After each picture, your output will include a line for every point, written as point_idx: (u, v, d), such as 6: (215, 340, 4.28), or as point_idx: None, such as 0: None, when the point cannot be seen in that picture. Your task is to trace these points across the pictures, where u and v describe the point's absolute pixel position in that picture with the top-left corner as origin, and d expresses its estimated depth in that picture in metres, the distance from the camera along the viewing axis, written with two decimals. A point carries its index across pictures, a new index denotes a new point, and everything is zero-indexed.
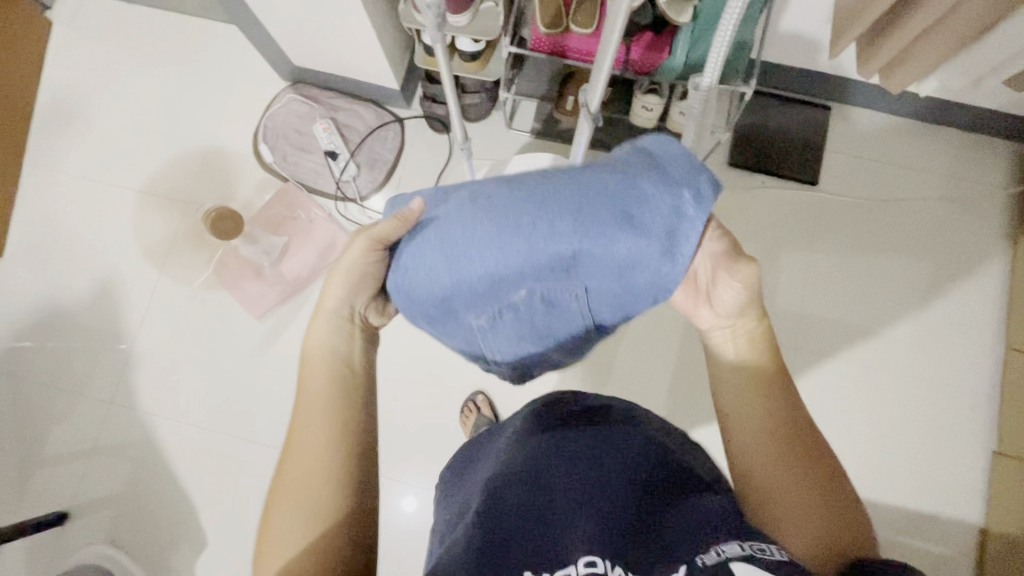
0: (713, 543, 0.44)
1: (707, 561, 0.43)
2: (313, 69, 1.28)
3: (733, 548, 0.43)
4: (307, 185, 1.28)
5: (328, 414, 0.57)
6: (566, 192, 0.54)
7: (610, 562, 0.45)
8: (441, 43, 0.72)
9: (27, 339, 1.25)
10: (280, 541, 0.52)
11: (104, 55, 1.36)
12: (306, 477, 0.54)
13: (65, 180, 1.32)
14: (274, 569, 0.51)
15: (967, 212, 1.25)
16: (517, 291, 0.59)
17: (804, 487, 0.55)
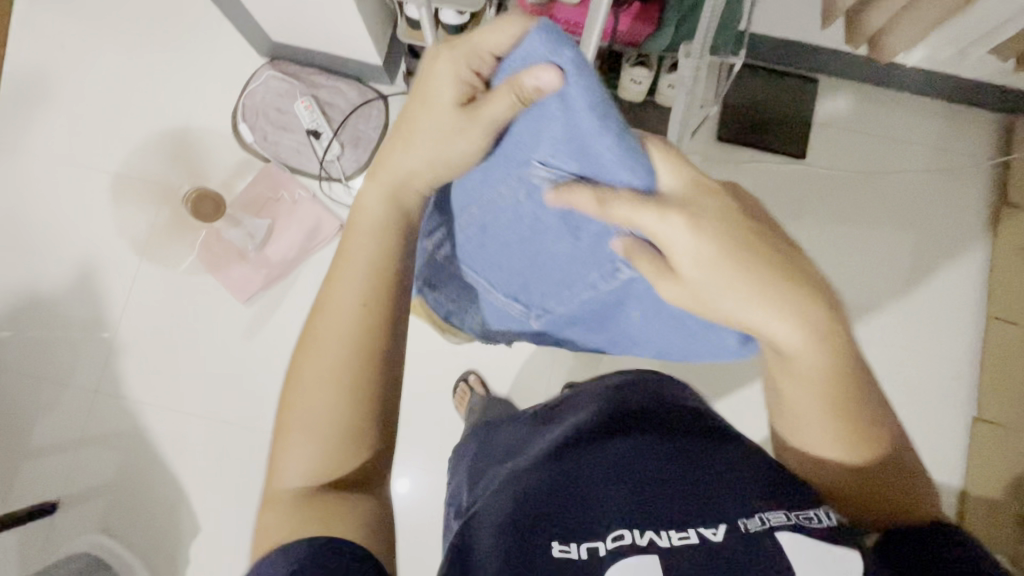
0: (758, 512, 0.47)
1: (751, 527, 0.46)
2: (291, 45, 1.24)
3: (778, 517, 0.46)
4: (289, 165, 1.25)
5: (373, 300, 0.50)
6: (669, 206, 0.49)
7: (638, 531, 0.47)
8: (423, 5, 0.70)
9: (5, 329, 1.22)
10: (303, 412, 0.49)
11: (69, 31, 1.30)
12: (332, 366, 0.49)
13: (36, 163, 1.27)
14: (294, 435, 0.49)
15: (952, 185, 1.26)
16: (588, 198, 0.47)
17: (861, 487, 0.53)
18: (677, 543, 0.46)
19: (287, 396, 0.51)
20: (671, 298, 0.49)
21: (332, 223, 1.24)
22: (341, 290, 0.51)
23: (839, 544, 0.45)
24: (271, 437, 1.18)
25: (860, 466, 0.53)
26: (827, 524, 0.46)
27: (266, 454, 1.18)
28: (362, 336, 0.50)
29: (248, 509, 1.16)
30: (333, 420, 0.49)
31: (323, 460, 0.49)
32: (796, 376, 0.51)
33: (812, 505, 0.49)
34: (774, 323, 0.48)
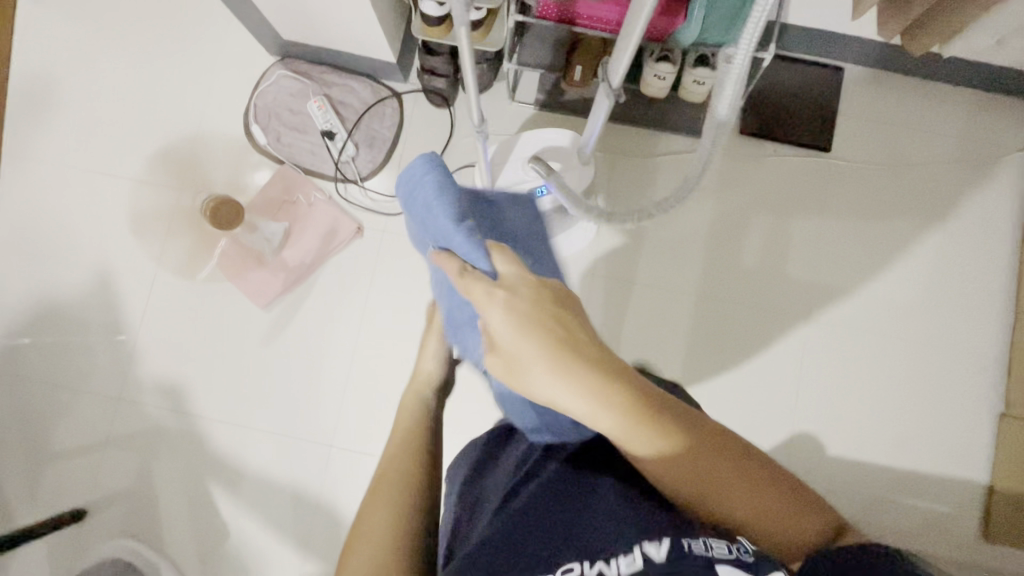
0: (720, 543, 0.47)
1: (713, 553, 0.45)
2: (303, 43, 1.22)
3: (720, 547, 0.46)
4: (303, 166, 1.23)
5: (410, 446, 0.64)
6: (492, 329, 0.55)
7: (603, 563, 0.46)
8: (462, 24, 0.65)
9: (24, 337, 1.22)
10: (368, 523, 0.57)
11: (78, 33, 1.28)
12: (384, 498, 0.58)
13: (48, 169, 1.25)
14: (367, 546, 0.55)
15: (980, 176, 1.23)
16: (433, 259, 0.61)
17: (741, 497, 0.53)
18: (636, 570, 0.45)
19: (356, 521, 0.58)
20: (495, 368, 0.55)
21: (349, 226, 1.22)
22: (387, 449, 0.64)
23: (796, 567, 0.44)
24: (291, 440, 1.18)
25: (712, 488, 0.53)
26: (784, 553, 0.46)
27: (288, 459, 1.17)
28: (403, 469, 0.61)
29: (269, 513, 1.16)
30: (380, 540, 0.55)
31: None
32: (640, 443, 0.53)
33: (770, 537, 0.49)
34: (579, 402, 0.51)
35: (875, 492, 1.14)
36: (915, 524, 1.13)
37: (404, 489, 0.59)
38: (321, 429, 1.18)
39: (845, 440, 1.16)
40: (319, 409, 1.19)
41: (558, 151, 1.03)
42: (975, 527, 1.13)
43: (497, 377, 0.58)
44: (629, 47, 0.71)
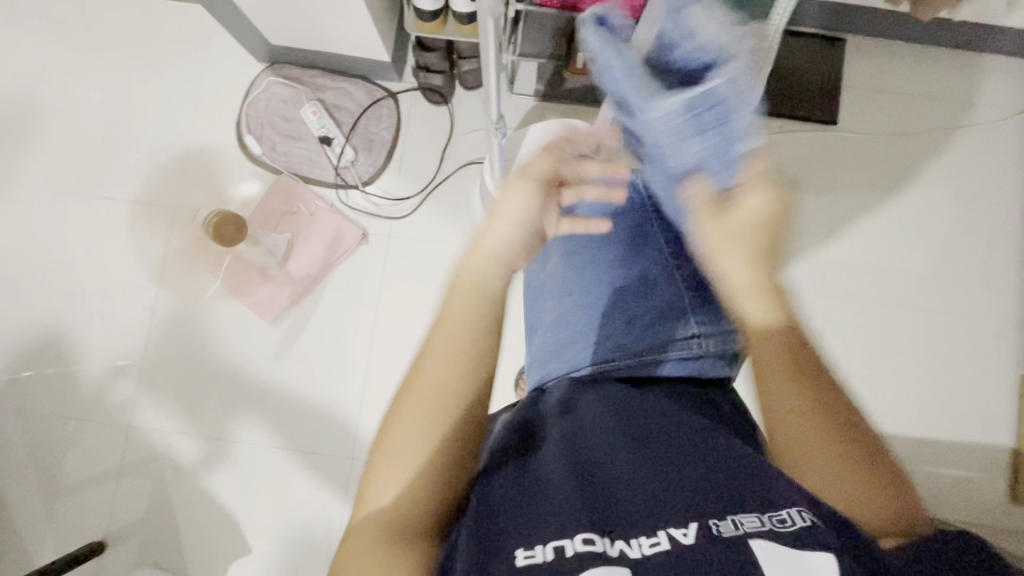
0: (729, 512, 0.42)
1: (724, 533, 0.40)
2: (291, 47, 1.18)
3: (751, 521, 0.41)
4: (301, 175, 1.20)
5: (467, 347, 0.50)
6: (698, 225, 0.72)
7: (609, 539, 0.41)
8: (489, 35, 0.67)
9: (25, 370, 1.18)
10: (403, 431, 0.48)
11: (55, 52, 1.23)
12: (419, 415, 0.47)
13: (34, 194, 1.21)
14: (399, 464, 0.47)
15: (988, 139, 1.22)
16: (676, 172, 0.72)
17: (807, 453, 0.52)
18: (649, 551, 0.40)
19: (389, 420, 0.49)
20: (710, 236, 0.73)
21: (353, 233, 1.19)
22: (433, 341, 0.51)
23: (807, 547, 0.38)
24: (310, 454, 1.15)
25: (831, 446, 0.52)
26: (801, 526, 0.40)
27: (309, 474, 1.15)
28: (460, 357, 0.50)
29: (296, 530, 1.13)
30: (415, 456, 0.47)
31: (407, 485, 0.46)
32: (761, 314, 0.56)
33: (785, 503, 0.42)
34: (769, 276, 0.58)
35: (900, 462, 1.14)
36: (941, 490, 1.13)
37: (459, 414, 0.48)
38: (341, 441, 1.16)
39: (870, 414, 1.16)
40: (336, 422, 1.16)
41: None
42: (1001, 490, 1.13)
43: None
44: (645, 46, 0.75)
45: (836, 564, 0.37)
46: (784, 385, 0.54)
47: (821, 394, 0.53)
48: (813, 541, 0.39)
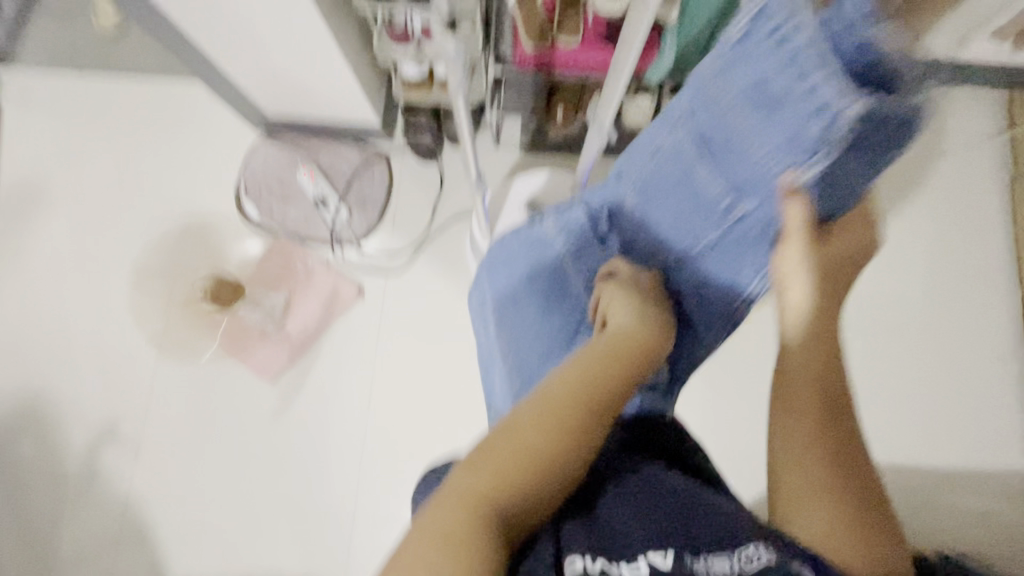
0: (705, 553, 0.43)
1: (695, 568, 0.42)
2: (287, 117, 1.24)
3: (721, 563, 0.42)
4: (298, 236, 1.24)
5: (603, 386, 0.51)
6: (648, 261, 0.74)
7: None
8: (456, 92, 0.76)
9: (23, 442, 1.17)
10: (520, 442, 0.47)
11: (64, 133, 1.30)
12: (546, 420, 0.48)
13: (41, 267, 1.24)
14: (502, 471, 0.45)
15: (964, 165, 1.26)
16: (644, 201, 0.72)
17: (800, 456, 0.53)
18: None
19: (501, 425, 0.48)
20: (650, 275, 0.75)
21: (349, 289, 1.21)
22: (579, 360, 0.54)
23: None
24: (310, 515, 1.13)
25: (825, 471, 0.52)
26: (767, 561, 0.41)
27: (310, 536, 1.12)
28: (596, 398, 0.50)
29: None
30: (529, 456, 0.46)
31: (505, 484, 0.44)
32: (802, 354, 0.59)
33: (752, 539, 0.44)
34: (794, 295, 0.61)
35: (913, 494, 1.11)
36: (958, 522, 1.09)
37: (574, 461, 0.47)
38: (341, 500, 1.13)
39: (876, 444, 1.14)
40: (334, 480, 1.14)
41: (549, 191, 1.06)
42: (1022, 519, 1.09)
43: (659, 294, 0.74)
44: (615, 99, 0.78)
45: None
46: (806, 401, 0.56)
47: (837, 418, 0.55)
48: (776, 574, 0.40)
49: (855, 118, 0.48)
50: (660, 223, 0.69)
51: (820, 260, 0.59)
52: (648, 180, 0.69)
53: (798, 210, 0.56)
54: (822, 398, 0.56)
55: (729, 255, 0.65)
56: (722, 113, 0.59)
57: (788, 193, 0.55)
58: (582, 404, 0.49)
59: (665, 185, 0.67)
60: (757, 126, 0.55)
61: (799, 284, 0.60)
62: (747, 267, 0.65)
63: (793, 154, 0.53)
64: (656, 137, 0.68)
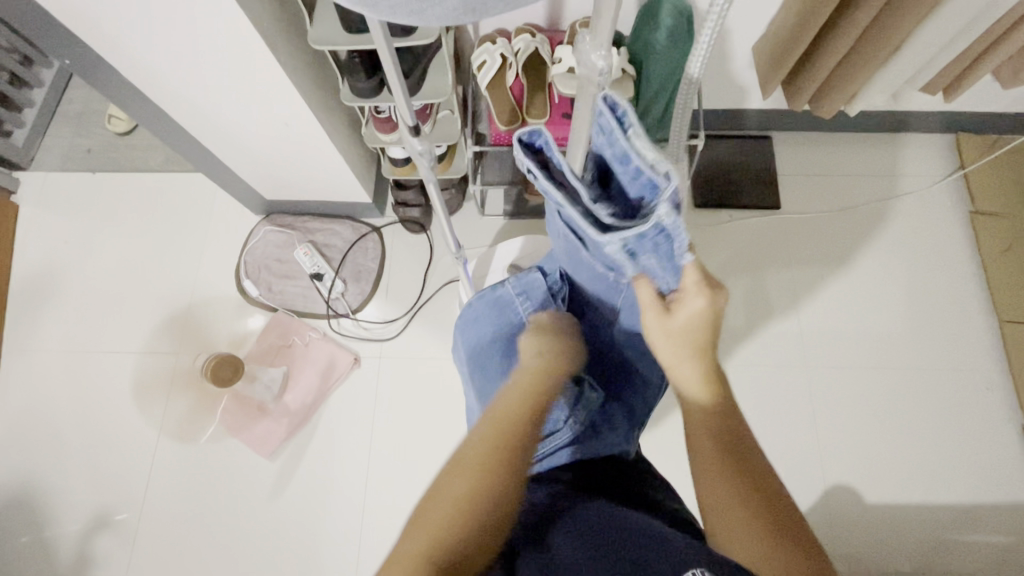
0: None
1: None
2: (285, 200, 1.33)
3: None
4: (296, 310, 1.29)
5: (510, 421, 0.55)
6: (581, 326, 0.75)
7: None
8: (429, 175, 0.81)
9: (21, 536, 1.16)
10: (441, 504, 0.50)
11: (76, 228, 1.38)
12: (471, 467, 0.52)
13: (48, 357, 1.28)
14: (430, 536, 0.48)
15: (924, 204, 1.33)
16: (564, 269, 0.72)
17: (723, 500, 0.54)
18: None
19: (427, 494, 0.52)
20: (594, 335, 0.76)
21: (345, 358, 1.25)
22: (501, 402, 0.57)
23: None
24: None
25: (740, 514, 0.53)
26: None
27: None
28: (505, 436, 0.54)
29: None
30: (464, 500, 0.50)
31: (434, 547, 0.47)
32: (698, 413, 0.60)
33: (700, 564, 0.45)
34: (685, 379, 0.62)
35: (915, 530, 1.11)
36: (964, 557, 1.09)
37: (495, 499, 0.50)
38: None
39: (876, 483, 1.14)
40: (337, 555, 1.13)
41: (530, 253, 1.11)
42: None
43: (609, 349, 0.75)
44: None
45: None
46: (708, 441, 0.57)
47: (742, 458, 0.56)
48: None
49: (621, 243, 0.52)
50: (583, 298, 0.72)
51: (682, 330, 0.58)
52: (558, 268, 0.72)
53: (648, 292, 0.59)
54: (722, 430, 0.58)
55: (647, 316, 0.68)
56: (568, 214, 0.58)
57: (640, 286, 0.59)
58: (501, 446, 0.53)
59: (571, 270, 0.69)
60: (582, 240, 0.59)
61: (679, 362, 0.60)
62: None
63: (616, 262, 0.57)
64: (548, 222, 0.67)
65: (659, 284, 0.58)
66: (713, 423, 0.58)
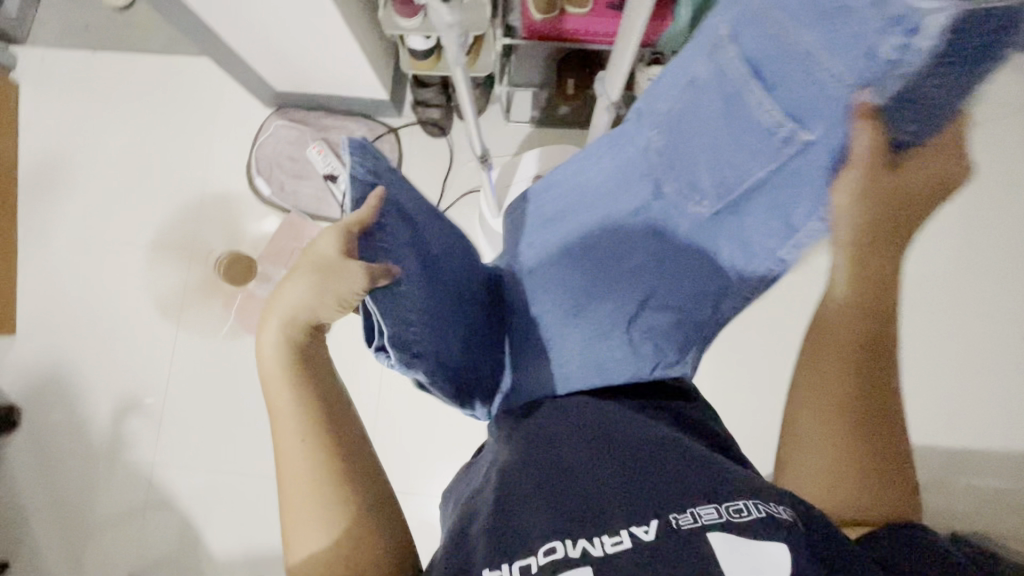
0: (691, 507, 0.43)
1: (683, 525, 0.42)
2: (296, 92, 1.23)
3: (708, 513, 0.42)
4: (310, 213, 1.25)
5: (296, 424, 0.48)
6: (649, 252, 0.66)
7: (570, 541, 0.43)
8: (458, 66, 0.71)
9: (53, 412, 1.22)
10: (307, 553, 0.45)
11: (79, 111, 1.31)
12: (307, 518, 0.46)
13: (63, 244, 1.28)
14: None
15: (995, 134, 1.20)
16: (646, 147, 0.63)
17: (822, 417, 0.52)
18: (610, 549, 0.42)
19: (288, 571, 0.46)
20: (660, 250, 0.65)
21: None
22: (279, 443, 0.48)
23: (760, 537, 0.41)
24: None
25: (848, 445, 0.50)
26: (757, 515, 0.42)
27: None
28: (297, 448, 0.47)
29: None
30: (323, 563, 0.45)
31: None
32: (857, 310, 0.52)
33: (743, 495, 0.44)
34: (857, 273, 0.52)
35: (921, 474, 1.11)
36: (977, 504, 1.07)
37: (339, 493, 0.46)
38: None
39: None
40: None
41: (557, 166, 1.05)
42: None
43: (670, 284, 0.65)
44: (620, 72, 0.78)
45: (790, 553, 0.40)
46: (837, 370, 0.52)
47: (878, 373, 0.52)
48: (778, 521, 0.41)
49: (945, 29, 0.39)
50: (694, 164, 0.59)
51: (905, 195, 0.50)
52: (675, 119, 0.59)
53: (870, 139, 0.46)
54: (865, 348, 0.52)
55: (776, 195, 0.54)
56: (770, 28, 0.48)
57: (868, 107, 0.45)
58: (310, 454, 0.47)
59: (694, 124, 0.57)
60: (824, 48, 0.44)
61: (859, 231, 0.51)
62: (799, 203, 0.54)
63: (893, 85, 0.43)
64: (690, 65, 0.57)
65: (896, 134, 0.47)
66: (856, 338, 0.52)
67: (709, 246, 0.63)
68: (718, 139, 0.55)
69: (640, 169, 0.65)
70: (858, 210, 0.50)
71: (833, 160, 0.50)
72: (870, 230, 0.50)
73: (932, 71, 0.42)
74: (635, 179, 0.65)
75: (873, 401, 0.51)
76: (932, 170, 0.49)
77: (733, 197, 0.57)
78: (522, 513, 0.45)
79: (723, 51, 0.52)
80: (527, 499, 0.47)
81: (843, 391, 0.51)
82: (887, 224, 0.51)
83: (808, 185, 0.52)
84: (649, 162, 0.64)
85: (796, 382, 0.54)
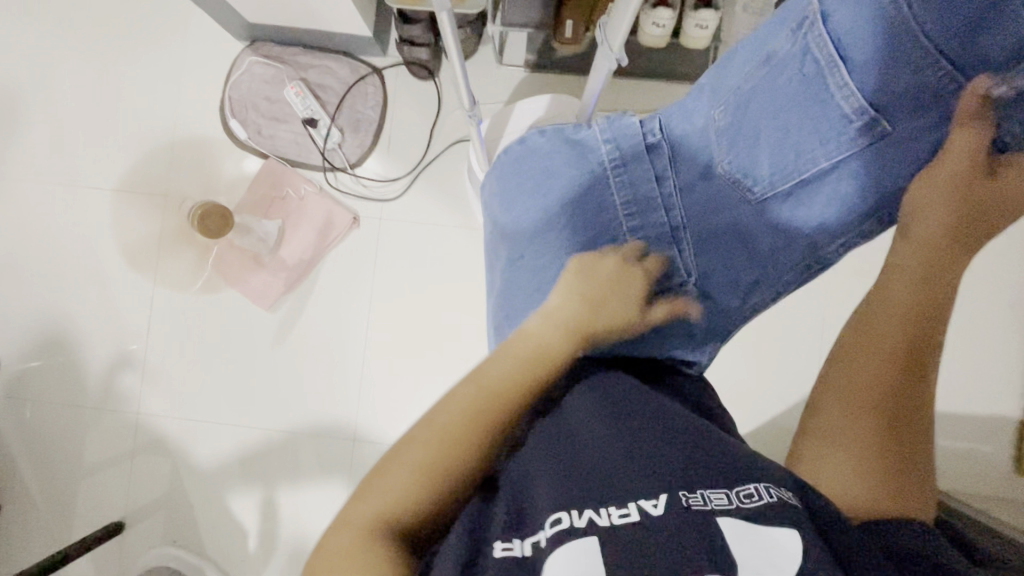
0: (699, 487, 0.44)
1: (692, 505, 0.42)
2: (269, 24, 1.13)
3: (718, 498, 0.43)
4: (289, 159, 1.18)
5: (520, 374, 0.52)
6: (715, 220, 0.69)
7: (576, 511, 0.43)
8: (442, 7, 0.65)
9: (33, 360, 1.20)
10: (418, 444, 0.48)
11: (32, 39, 1.20)
12: (452, 429, 0.48)
13: (26, 186, 1.20)
14: (402, 484, 0.46)
15: None
16: (718, 121, 0.68)
17: (855, 403, 0.54)
18: (617, 521, 0.42)
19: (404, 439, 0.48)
20: (721, 224, 0.69)
21: (344, 217, 1.17)
22: (493, 366, 0.53)
23: (769, 522, 0.41)
24: (313, 436, 1.17)
25: (880, 435, 0.52)
26: (767, 502, 0.43)
27: (313, 455, 1.16)
28: (503, 392, 0.51)
29: (301, 508, 1.15)
30: (420, 474, 0.46)
31: (412, 488, 0.46)
32: (897, 294, 0.59)
33: (754, 479, 0.45)
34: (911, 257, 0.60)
35: None
36: (947, 462, 1.10)
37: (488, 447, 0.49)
38: (341, 421, 1.17)
39: None
40: (338, 406, 1.17)
41: (552, 117, 0.99)
42: (1008, 463, 1.10)
43: (722, 252, 0.69)
44: (624, 25, 0.71)
45: (801, 539, 0.40)
46: (872, 368, 0.55)
47: (918, 370, 0.55)
48: (783, 508, 0.42)
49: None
50: (757, 143, 0.67)
51: (987, 193, 0.60)
52: (747, 98, 0.66)
53: (970, 138, 0.59)
54: (903, 349, 0.55)
55: (825, 178, 0.65)
56: (873, 14, 0.59)
57: (976, 99, 0.58)
58: (505, 401, 0.51)
59: (767, 102, 0.66)
60: (862, 62, 0.61)
61: (932, 211, 0.60)
62: (854, 186, 0.64)
63: (906, 99, 0.60)
64: (768, 44, 0.65)
65: (999, 130, 0.60)
66: (899, 337, 0.56)
67: (766, 215, 0.68)
68: (789, 121, 0.65)
69: (708, 140, 0.69)
70: (943, 183, 0.60)
71: (910, 143, 0.62)
72: (957, 214, 0.60)
73: (941, 77, 0.59)
74: (705, 150, 0.69)
75: (902, 413, 0.53)
76: (1012, 175, 0.60)
77: (788, 176, 0.66)
78: (553, 484, 0.46)
79: (812, 29, 0.62)
80: (551, 473, 0.47)
81: (881, 387, 0.54)
82: (966, 209, 0.60)
83: (864, 175, 0.64)
84: (720, 135, 0.68)
85: (834, 377, 0.57)
